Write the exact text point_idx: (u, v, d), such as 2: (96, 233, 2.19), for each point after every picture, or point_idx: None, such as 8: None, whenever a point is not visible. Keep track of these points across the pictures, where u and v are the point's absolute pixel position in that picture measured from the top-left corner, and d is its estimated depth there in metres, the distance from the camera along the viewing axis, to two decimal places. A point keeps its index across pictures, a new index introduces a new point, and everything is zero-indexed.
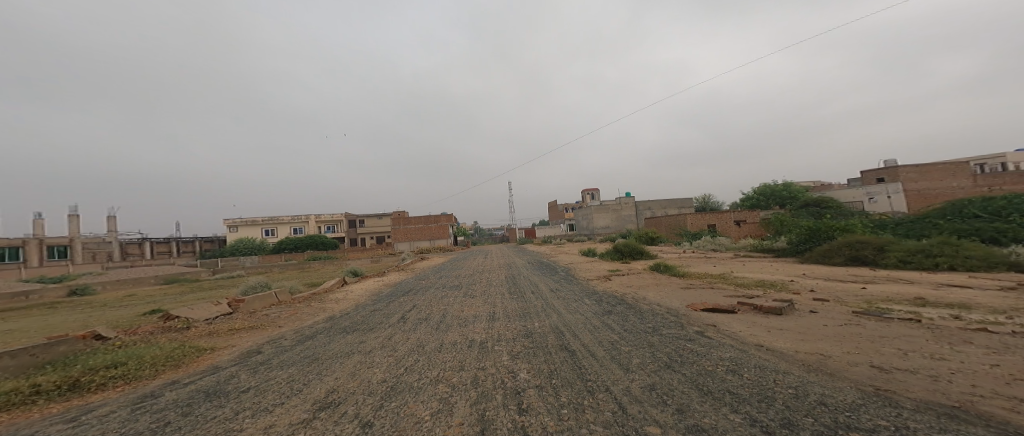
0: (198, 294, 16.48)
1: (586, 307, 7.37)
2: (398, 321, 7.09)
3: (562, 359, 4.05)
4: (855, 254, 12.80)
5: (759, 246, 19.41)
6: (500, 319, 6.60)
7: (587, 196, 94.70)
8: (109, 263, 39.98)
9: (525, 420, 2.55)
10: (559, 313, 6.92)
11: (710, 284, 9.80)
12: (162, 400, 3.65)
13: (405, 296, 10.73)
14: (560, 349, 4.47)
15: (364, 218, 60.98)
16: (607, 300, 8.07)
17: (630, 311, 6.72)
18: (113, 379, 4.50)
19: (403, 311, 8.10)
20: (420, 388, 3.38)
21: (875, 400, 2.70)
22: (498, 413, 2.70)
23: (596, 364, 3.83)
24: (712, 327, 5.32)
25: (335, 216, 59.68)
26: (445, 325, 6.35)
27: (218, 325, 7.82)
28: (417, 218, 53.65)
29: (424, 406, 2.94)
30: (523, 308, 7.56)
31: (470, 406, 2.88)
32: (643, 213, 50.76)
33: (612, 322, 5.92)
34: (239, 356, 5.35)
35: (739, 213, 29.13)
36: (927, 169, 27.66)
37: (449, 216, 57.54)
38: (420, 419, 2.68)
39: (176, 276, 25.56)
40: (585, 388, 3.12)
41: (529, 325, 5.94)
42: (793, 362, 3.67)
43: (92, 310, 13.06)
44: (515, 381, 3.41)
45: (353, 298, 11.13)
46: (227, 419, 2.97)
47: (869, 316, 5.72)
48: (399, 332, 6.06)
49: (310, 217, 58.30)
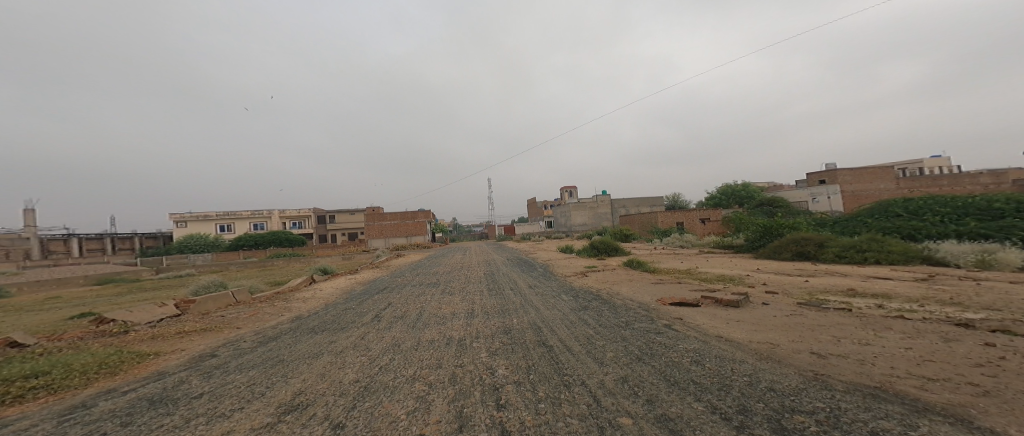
0: (143, 294, 15.09)
1: (563, 303, 7.52)
2: (372, 319, 6.87)
3: (540, 354, 4.12)
4: (800, 250, 13.94)
5: (721, 243, 20.64)
6: (478, 316, 6.60)
7: (562, 194, 96.94)
8: (30, 262, 35.58)
9: (503, 416, 2.57)
10: (537, 309, 7.02)
11: (677, 279, 10.32)
12: (97, 411, 3.33)
13: (379, 294, 10.39)
14: (538, 345, 4.53)
15: (333, 213, 58.61)
16: (582, 296, 8.29)
17: (605, 306, 6.93)
18: (38, 389, 4.03)
19: (377, 310, 7.85)
20: (395, 387, 3.30)
21: (815, 384, 2.96)
22: (475, 410, 2.69)
23: (572, 358, 3.92)
24: (679, 320, 5.62)
25: (300, 212, 56.92)
26: (422, 323, 6.25)
27: (163, 328, 7.18)
28: (390, 215, 52.09)
29: (399, 405, 2.88)
30: (501, 305, 7.56)
31: (447, 403, 2.85)
32: (617, 211, 52.53)
33: (589, 317, 6.08)
34: (189, 360, 4.96)
35: (703, 211, 30.65)
36: (860, 172, 30.53)
37: (425, 213, 56.57)
38: (396, 419, 2.62)
39: (113, 276, 23.21)
40: (560, 383, 3.18)
41: (507, 321, 5.99)
42: (748, 351, 3.95)
43: (12, 314, 11.63)
44: (493, 377, 3.42)
45: (322, 297, 10.65)
46: (176, 428, 2.76)
47: (811, 306, 6.28)
48: (372, 331, 5.88)
49: (272, 212, 55.17)
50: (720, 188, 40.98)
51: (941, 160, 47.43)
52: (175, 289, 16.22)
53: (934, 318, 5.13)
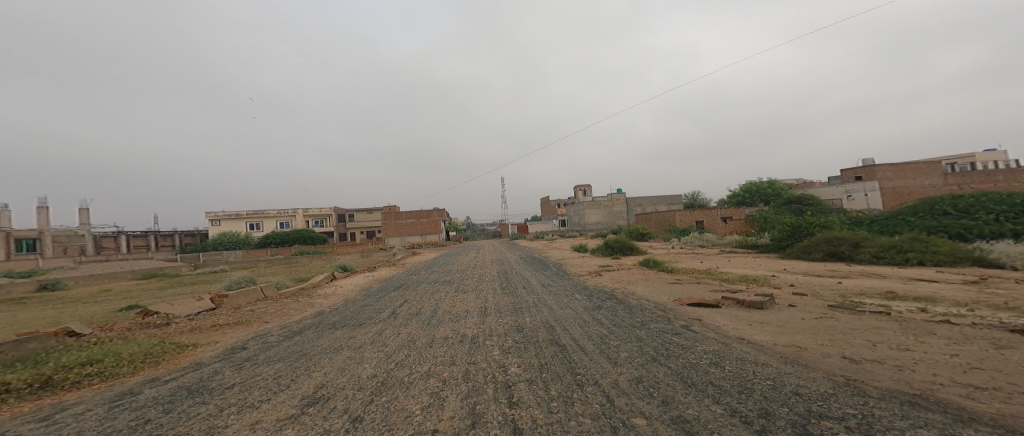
0: (180, 289, 16.02)
1: (576, 302, 7.45)
2: (389, 316, 7.05)
3: (552, 353, 4.09)
4: (832, 250, 13.24)
5: (744, 243, 19.90)
6: (491, 314, 6.63)
7: (577, 192, 96.02)
8: (83, 258, 38.45)
9: (515, 413, 2.58)
10: (550, 307, 7.01)
11: (697, 280, 10.02)
12: (142, 398, 3.56)
13: (395, 291, 10.61)
14: (550, 344, 4.51)
15: (353, 212, 60.33)
16: (596, 295, 8.21)
17: (619, 306, 6.83)
18: (92, 376, 4.36)
19: (394, 307, 8.03)
20: (410, 383, 3.37)
21: (845, 390, 2.82)
22: (488, 407, 2.72)
23: (585, 357, 3.89)
24: (698, 321, 5.45)
25: (323, 211, 58.86)
26: (437, 320, 6.35)
27: (199, 321, 7.61)
28: (406, 213, 53.04)
29: (414, 400, 2.94)
30: (514, 303, 7.57)
31: (461, 400, 2.89)
32: (633, 210, 51.64)
33: (602, 317, 6.00)
34: (222, 352, 5.23)
35: (725, 209, 29.58)
36: (901, 168, 28.65)
37: (441, 212, 57.44)
38: (411, 413, 2.68)
39: (154, 271, 24.69)
40: (574, 382, 3.16)
41: (520, 320, 6.00)
42: (771, 354, 3.80)
43: (66, 306, 12.58)
44: (506, 375, 3.43)
45: (343, 294, 11.00)
46: (211, 416, 2.92)
47: (844, 308, 5.96)
48: (388, 327, 6.02)
49: (297, 210, 57.30)
50: (743, 185, 39.48)
51: (997, 154, 43.56)
52: (209, 285, 17.12)
53: (984, 323, 4.76)
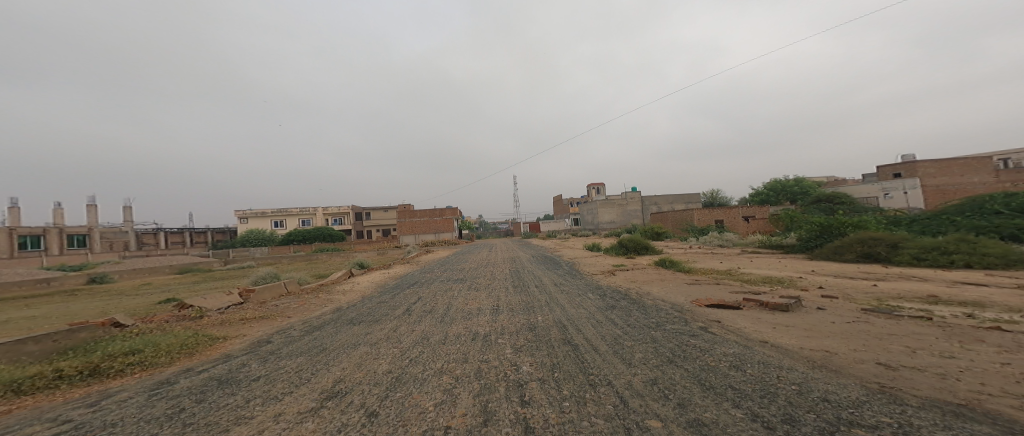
0: (212, 283, 16.85)
1: (589, 302, 7.37)
2: (403, 313, 7.17)
3: (565, 352, 4.06)
4: (867, 251, 12.57)
5: (769, 243, 19.14)
6: (503, 312, 6.64)
7: (590, 191, 95.03)
8: (126, 252, 41.04)
9: (527, 412, 2.58)
10: (562, 307, 6.95)
11: (717, 280, 9.73)
12: (178, 387, 3.78)
13: (410, 289, 10.79)
14: (563, 343, 4.48)
15: (370, 211, 61.73)
16: (610, 295, 8.10)
17: (634, 306, 6.71)
18: (133, 365, 4.66)
19: (408, 303, 8.18)
20: (423, 379, 3.43)
21: (880, 397, 2.67)
22: (501, 405, 2.73)
23: (598, 358, 3.83)
24: (717, 322, 5.29)
25: (341, 209, 60.47)
26: (449, 318, 6.41)
27: (229, 314, 8.00)
28: (420, 212, 53.71)
29: (428, 396, 2.99)
30: (526, 302, 7.56)
31: (473, 397, 2.91)
32: (649, 209, 50.56)
33: (616, 317, 5.91)
34: (250, 345, 5.48)
35: (748, 208, 28.52)
36: (946, 164, 26.82)
37: (454, 210, 57.95)
38: (424, 409, 2.72)
39: (189, 266, 26.10)
40: (586, 382, 3.13)
41: (532, 319, 5.97)
42: (798, 358, 3.64)
43: (110, 298, 13.46)
44: (518, 374, 3.44)
45: (360, 290, 11.31)
46: (239, 407, 3.06)
47: (879, 313, 5.65)
48: (403, 324, 6.13)
49: (317, 209, 59.13)
50: (767, 183, 37.96)
51: None
52: (237, 280, 17.94)
53: None
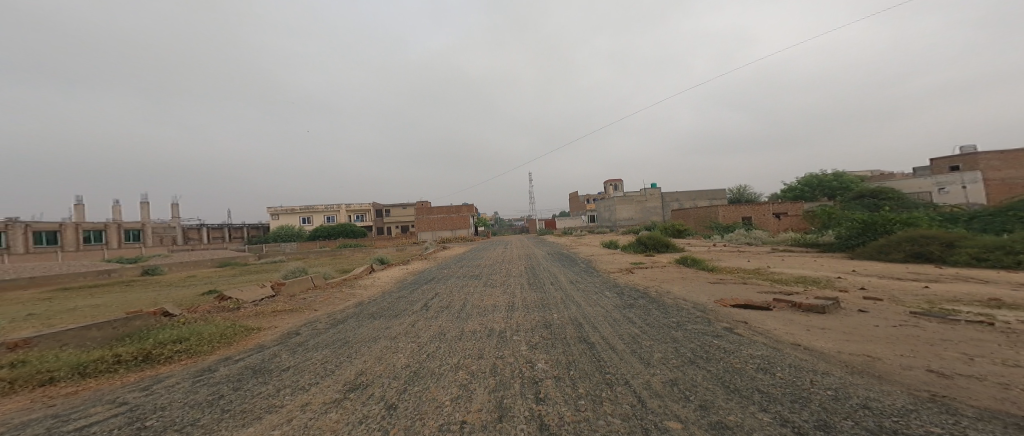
0: (247, 277, 17.84)
1: (606, 300, 7.25)
2: (421, 308, 7.32)
3: (580, 350, 4.02)
4: (918, 250, 11.66)
5: (803, 241, 18.14)
6: (518, 309, 6.64)
7: (608, 188, 93.42)
8: (172, 247, 43.99)
9: (543, 409, 2.58)
10: (578, 304, 6.87)
11: (744, 279, 9.33)
12: (218, 374, 4.04)
13: (427, 284, 10.99)
14: (579, 341, 4.43)
15: (390, 208, 63.28)
16: (628, 293, 7.92)
17: (652, 305, 6.55)
18: (179, 353, 5.01)
19: (426, 299, 8.34)
20: (440, 374, 3.49)
21: (931, 406, 2.48)
22: (516, 401, 2.74)
23: (615, 357, 3.77)
24: (743, 324, 5.07)
25: (364, 206, 62.24)
26: (465, 314, 6.48)
27: (263, 306, 8.44)
28: (437, 208, 54.51)
29: (445, 391, 3.04)
30: (541, 299, 7.53)
31: (488, 393, 2.94)
32: (669, 206, 49.02)
33: (634, 316, 5.78)
34: (281, 336, 5.77)
35: (780, 205, 27.04)
36: (1013, 156, 24.92)
37: (471, 207, 58.35)
38: (441, 404, 2.77)
39: (228, 259, 27.76)
40: (603, 381, 3.09)
41: (547, 316, 5.93)
42: (835, 363, 3.43)
43: (158, 289, 14.53)
44: (533, 371, 3.43)
45: (380, 285, 11.64)
46: (270, 395, 3.23)
47: (931, 317, 5.23)
48: (421, 319, 6.26)
49: (341, 206, 61.16)
50: (802, 178, 35.83)
51: None
52: (270, 273, 18.90)
53: None
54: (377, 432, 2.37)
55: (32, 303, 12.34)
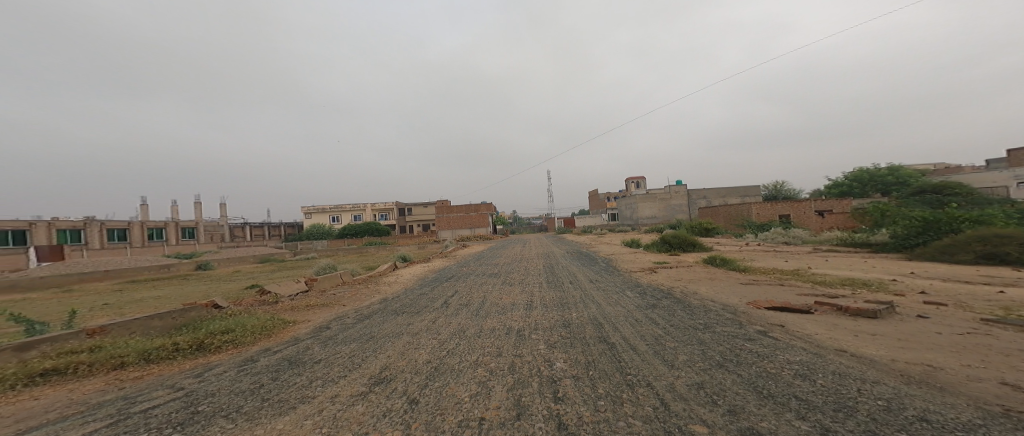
0: (283, 273, 18.84)
1: (627, 300, 7.06)
2: (441, 305, 7.45)
3: (600, 350, 3.94)
4: (990, 251, 10.54)
5: (852, 240, 16.89)
6: (537, 308, 6.59)
7: (632, 185, 91.08)
8: (221, 244, 47.15)
9: (561, 408, 2.55)
10: (598, 304, 6.74)
11: (782, 281, 8.79)
12: (259, 364, 4.31)
13: (447, 282, 11.19)
14: (599, 341, 4.35)
15: (411, 206, 64.64)
16: (651, 293, 7.68)
17: (678, 306, 6.31)
18: (226, 343, 5.37)
19: (446, 297, 8.47)
20: (460, 370, 3.54)
21: (1003, 422, 2.24)
22: (534, 399, 2.73)
23: (636, 358, 3.67)
24: (779, 327, 4.78)
25: (387, 205, 63.95)
26: (484, 311, 6.53)
27: (298, 301, 8.91)
28: (456, 207, 55.18)
29: (464, 387, 3.07)
30: (560, 298, 7.45)
31: (507, 390, 2.95)
32: (696, 203, 47.09)
33: (657, 316, 5.60)
34: (313, 330, 6.06)
35: (824, 202, 25.25)
36: None
37: (489, 206, 58.50)
38: (460, 400, 2.81)
39: (268, 256, 29.48)
40: (623, 382, 3.01)
41: (566, 315, 5.86)
42: (887, 371, 3.17)
43: (206, 283, 15.64)
44: (551, 370, 3.40)
45: (402, 282, 11.95)
46: (304, 386, 3.40)
47: (1005, 325, 4.70)
48: (441, 316, 6.37)
49: (367, 205, 63.11)
50: (851, 172, 33.28)
51: None
52: (302, 270, 19.87)
53: None
54: (400, 426, 2.43)
55: (100, 294, 13.62)
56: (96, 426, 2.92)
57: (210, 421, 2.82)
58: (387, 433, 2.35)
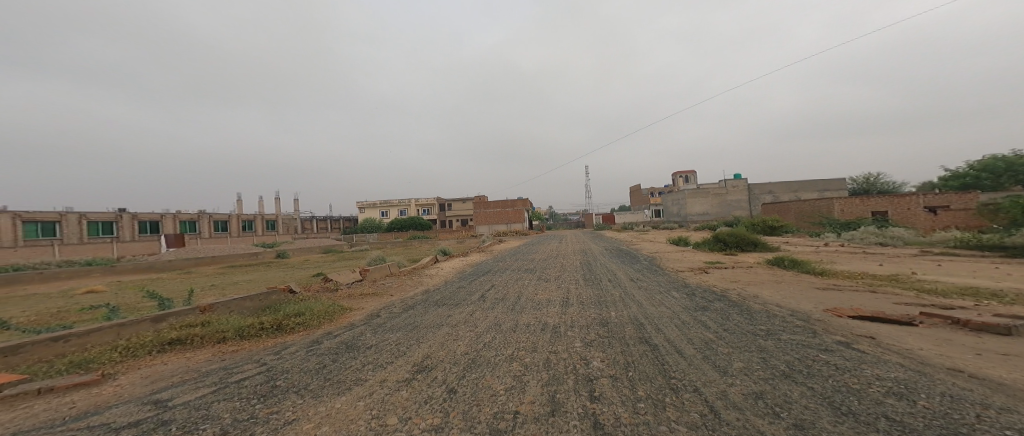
0: (338, 263, 20.37)
1: (672, 301, 6.69)
2: (478, 298, 7.61)
3: (641, 352, 3.79)
4: None
5: (976, 242, 14.34)
6: (573, 305, 6.47)
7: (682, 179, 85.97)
8: (296, 235, 52.17)
9: (597, 408, 2.49)
10: (639, 304, 6.47)
11: (875, 287, 7.73)
12: (322, 346, 4.73)
13: (484, 276, 11.37)
14: (640, 342, 4.18)
15: (451, 202, 66.62)
16: (699, 295, 7.20)
17: (731, 309, 5.86)
18: (298, 324, 5.95)
19: (482, 290, 8.64)
20: (496, 363, 3.59)
21: None
22: (569, 397, 2.69)
23: (681, 361, 3.47)
24: (870, 339, 4.22)
25: (428, 201, 66.38)
26: (519, 306, 6.55)
27: (354, 289, 9.61)
28: (493, 202, 55.68)
29: (499, 380, 3.12)
30: (598, 296, 7.26)
31: (541, 386, 2.94)
32: (753, 198, 43.36)
33: (708, 320, 5.24)
34: (366, 317, 6.51)
35: (937, 196, 21.66)
36: None
37: (524, 201, 58.50)
38: (496, 392, 2.86)
39: (331, 247, 32.10)
40: (667, 385, 2.87)
41: (604, 314, 5.69)
42: (1022, 398, 2.67)
43: (278, 270, 17.38)
44: (588, 368, 3.33)
45: (442, 275, 12.38)
46: (358, 369, 3.67)
47: None
48: (479, 309, 6.50)
49: (410, 201, 66.14)
50: (980, 160, 28.12)
51: None
52: (356, 260, 21.36)
53: None
54: (439, 413, 2.53)
55: (196, 277, 15.67)
56: (202, 391, 3.39)
57: (284, 395, 3.14)
58: (428, 419, 2.46)
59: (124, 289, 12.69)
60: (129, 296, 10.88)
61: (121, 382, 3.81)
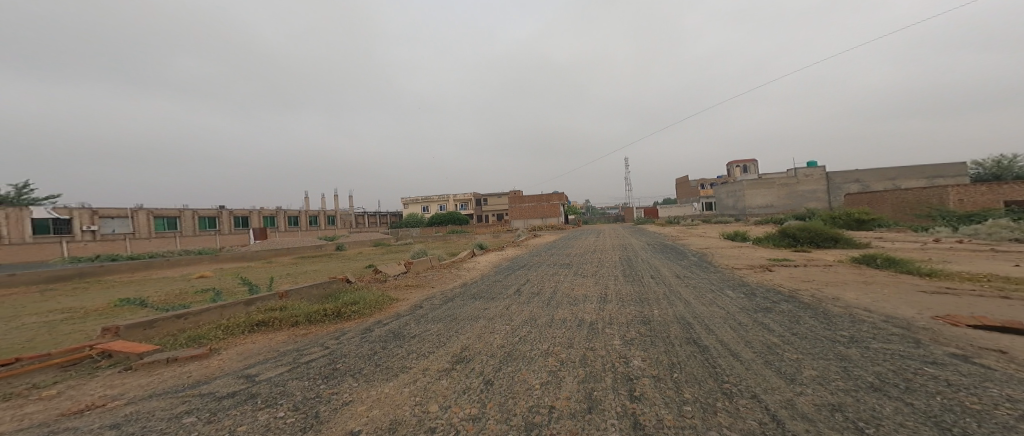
0: (383, 256, 21.47)
1: (726, 300, 6.27)
2: (514, 292, 7.67)
3: (687, 353, 3.60)
4: None
5: None
6: (612, 302, 6.29)
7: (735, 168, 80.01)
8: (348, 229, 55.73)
9: (637, 408, 2.41)
10: (686, 302, 6.14)
11: (1002, 292, 6.60)
12: (374, 333, 5.03)
13: (520, 270, 11.39)
14: (687, 342, 3.97)
15: (487, 197, 67.60)
16: (753, 295, 6.69)
17: (791, 311, 5.40)
18: (355, 313, 6.37)
19: (518, 284, 8.70)
20: (531, 358, 3.60)
21: None
22: (607, 395, 2.63)
23: (733, 365, 3.26)
24: (998, 353, 3.63)
25: (465, 196, 67.58)
26: (555, 302, 6.50)
27: (399, 281, 10.11)
28: (529, 197, 55.45)
29: (535, 375, 3.13)
30: (638, 293, 7.00)
31: (578, 383, 2.90)
32: (817, 190, 39.35)
33: (771, 322, 4.85)
34: (410, 308, 6.83)
35: None
36: None
37: (561, 195, 57.72)
38: (531, 387, 2.87)
39: (381, 240, 33.92)
40: (717, 390, 2.70)
41: (645, 312, 5.48)
42: None
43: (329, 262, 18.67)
44: (627, 367, 3.24)
45: (479, 269, 12.62)
46: (402, 357, 3.87)
47: None
48: (515, 303, 6.55)
49: (449, 197, 67.83)
50: None
51: None
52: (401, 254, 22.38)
53: None
54: (476, 404, 2.60)
55: (261, 267, 17.25)
56: (280, 369, 3.77)
57: (342, 378, 3.39)
58: (465, 409, 2.53)
59: (225, 275, 14.52)
60: (224, 281, 12.41)
61: (224, 357, 4.34)
